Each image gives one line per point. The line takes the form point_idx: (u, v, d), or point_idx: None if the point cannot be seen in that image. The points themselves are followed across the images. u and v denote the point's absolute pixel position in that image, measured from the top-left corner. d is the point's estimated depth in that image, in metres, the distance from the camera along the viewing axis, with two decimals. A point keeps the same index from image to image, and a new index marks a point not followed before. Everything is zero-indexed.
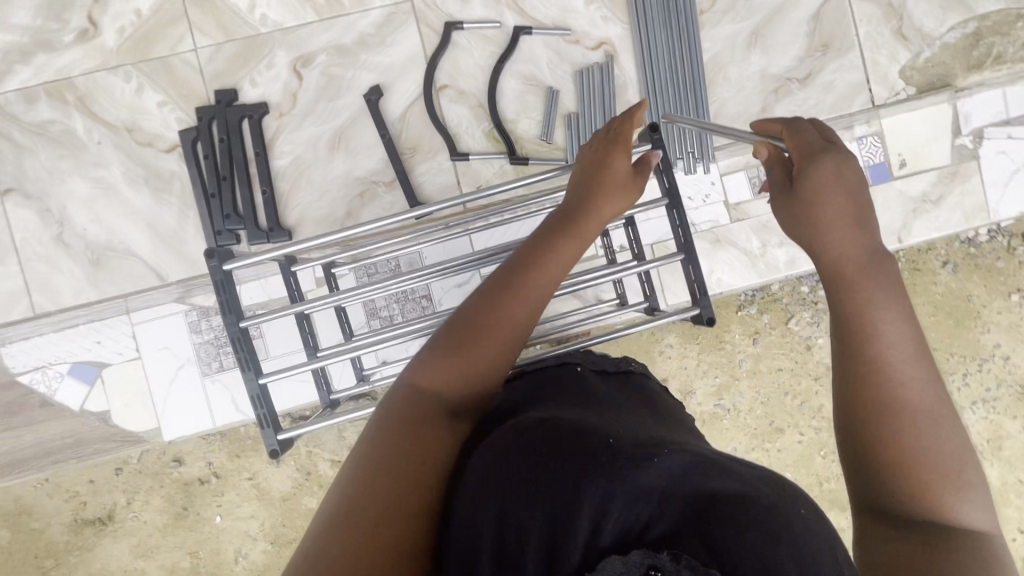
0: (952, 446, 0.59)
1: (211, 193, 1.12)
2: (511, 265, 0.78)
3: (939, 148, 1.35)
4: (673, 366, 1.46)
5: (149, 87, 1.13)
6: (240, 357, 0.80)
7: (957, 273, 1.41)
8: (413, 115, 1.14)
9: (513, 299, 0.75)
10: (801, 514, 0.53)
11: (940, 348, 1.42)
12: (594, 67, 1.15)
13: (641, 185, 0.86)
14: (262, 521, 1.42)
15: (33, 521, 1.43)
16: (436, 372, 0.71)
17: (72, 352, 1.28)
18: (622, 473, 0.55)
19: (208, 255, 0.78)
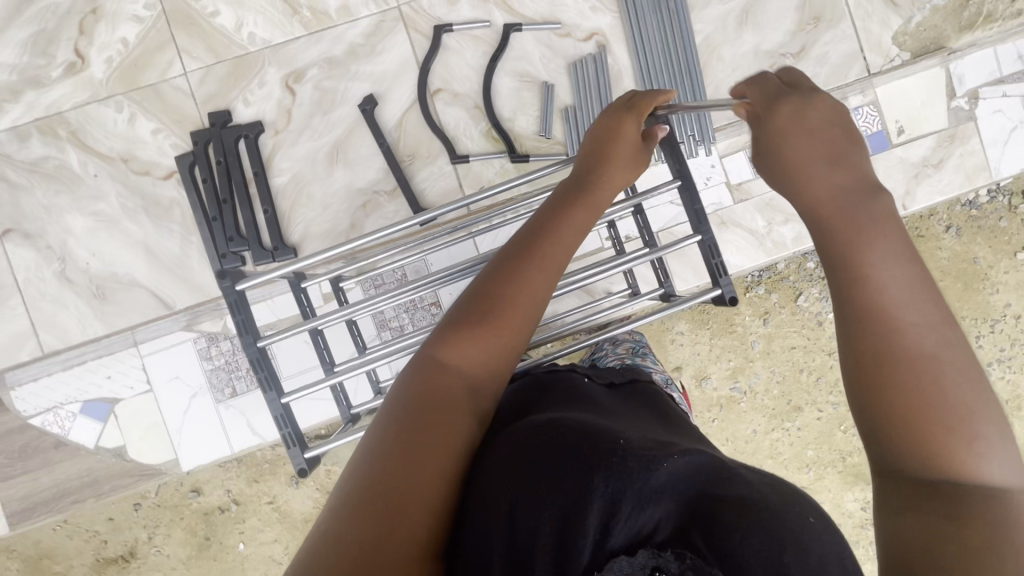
0: (968, 392, 0.53)
1: (212, 217, 1.09)
2: (528, 232, 0.77)
3: (936, 112, 1.35)
4: (686, 353, 1.45)
5: (142, 115, 1.11)
6: (260, 377, 0.77)
7: (961, 236, 1.40)
8: (410, 121, 1.13)
9: (534, 267, 0.74)
10: (809, 523, 0.51)
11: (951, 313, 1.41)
12: (587, 59, 1.14)
13: (646, 159, 0.87)
14: (286, 545, 1.40)
15: (54, 564, 1.41)
16: (456, 344, 0.70)
17: (83, 390, 1.27)
18: (634, 473, 0.54)
19: (220, 276, 0.77)
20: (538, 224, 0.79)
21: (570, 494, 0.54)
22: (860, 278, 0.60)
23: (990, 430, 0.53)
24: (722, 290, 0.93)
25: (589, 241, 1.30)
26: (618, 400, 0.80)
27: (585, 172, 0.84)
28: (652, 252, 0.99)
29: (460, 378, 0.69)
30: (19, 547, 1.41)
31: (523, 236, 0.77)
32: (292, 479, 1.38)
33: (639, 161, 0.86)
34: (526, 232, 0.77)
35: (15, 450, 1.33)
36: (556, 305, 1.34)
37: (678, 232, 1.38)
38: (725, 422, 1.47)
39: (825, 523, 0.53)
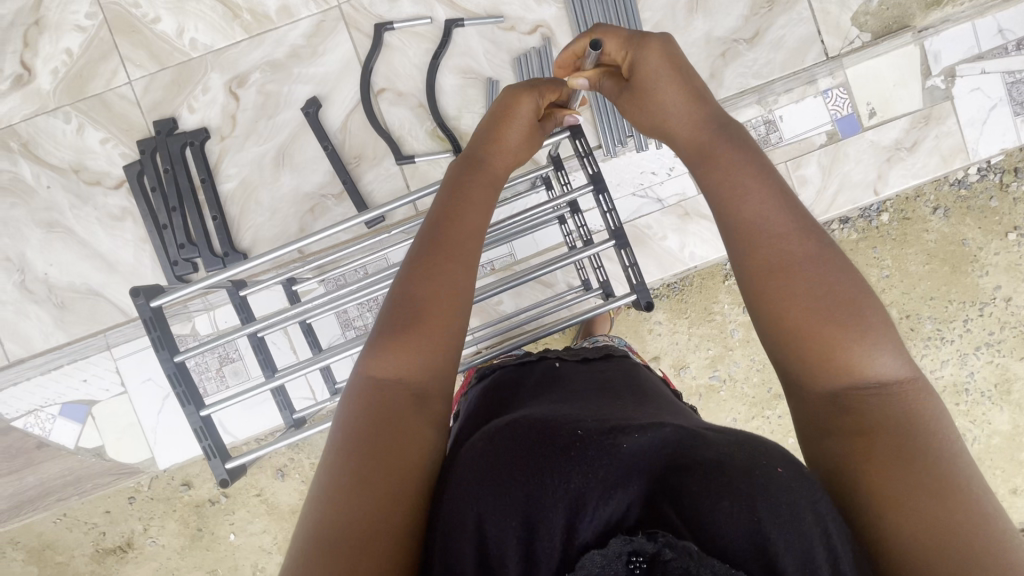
0: (849, 305, 0.54)
1: (162, 224, 1.11)
2: (447, 224, 0.70)
3: (909, 91, 1.30)
4: (664, 343, 1.44)
5: (90, 125, 1.12)
6: (179, 392, 0.77)
7: (949, 217, 1.36)
8: (354, 123, 1.13)
9: (450, 258, 0.67)
10: (778, 474, 0.47)
11: (937, 297, 1.37)
12: (531, 52, 1.11)
13: (541, 134, 0.84)
14: (274, 535, 1.44)
15: (56, 554, 1.47)
16: (391, 359, 0.61)
17: (60, 393, 1.32)
18: (594, 463, 0.49)
19: (133, 293, 0.75)
20: (470, 216, 0.72)
21: (530, 490, 0.48)
22: (752, 231, 0.59)
23: (880, 338, 0.52)
24: (638, 296, 0.91)
25: (550, 236, 1.28)
26: (587, 369, 0.74)
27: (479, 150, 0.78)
28: (576, 253, 0.96)
29: (405, 391, 0.60)
30: (23, 539, 1.47)
31: (439, 228, 0.70)
32: (277, 472, 1.42)
33: (533, 140, 0.83)
34: (434, 221, 0.71)
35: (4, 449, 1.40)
36: (520, 302, 1.32)
37: (641, 225, 1.37)
38: (705, 411, 1.45)
39: (799, 470, 0.48)
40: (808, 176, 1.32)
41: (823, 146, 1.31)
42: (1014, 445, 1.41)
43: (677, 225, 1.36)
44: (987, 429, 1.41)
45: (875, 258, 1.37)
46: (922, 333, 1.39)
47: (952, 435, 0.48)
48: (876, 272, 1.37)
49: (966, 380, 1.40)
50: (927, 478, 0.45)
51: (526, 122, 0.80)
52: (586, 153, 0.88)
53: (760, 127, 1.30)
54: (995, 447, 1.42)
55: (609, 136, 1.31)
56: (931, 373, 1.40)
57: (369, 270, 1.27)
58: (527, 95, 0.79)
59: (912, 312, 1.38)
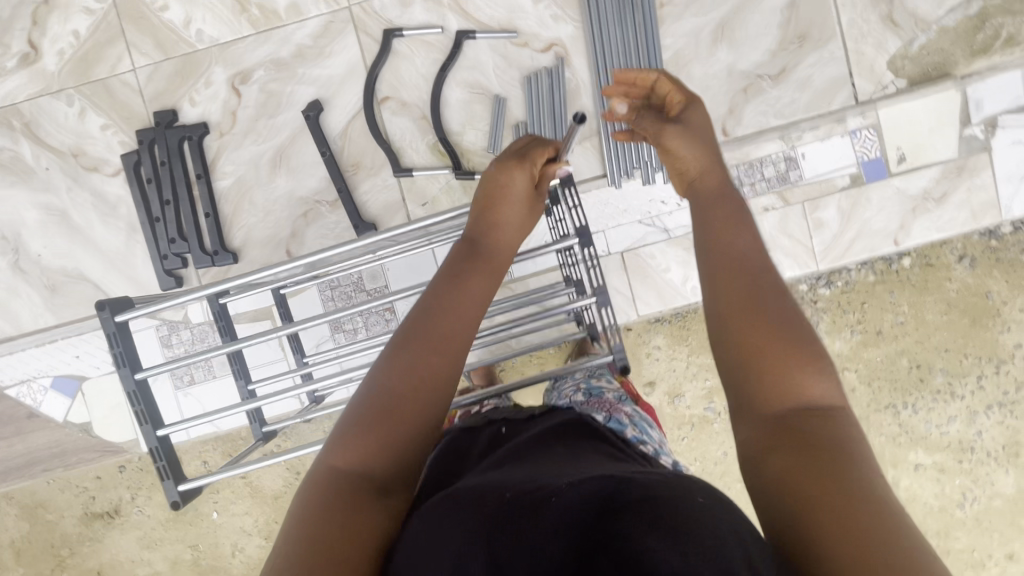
0: (788, 346, 0.56)
1: (155, 217, 1.10)
2: (434, 316, 0.67)
3: (945, 138, 1.22)
4: (661, 369, 1.39)
5: (92, 110, 1.11)
6: (136, 411, 0.72)
7: (975, 268, 1.28)
8: (355, 130, 1.10)
9: (436, 356, 0.64)
10: (696, 502, 0.47)
11: (953, 348, 1.31)
12: (542, 73, 1.07)
13: (541, 211, 0.83)
14: (255, 519, 1.47)
15: (47, 513, 1.51)
16: (356, 445, 0.59)
17: (53, 366, 1.40)
18: (526, 519, 0.48)
19: (98, 305, 0.71)
20: (456, 312, 0.68)
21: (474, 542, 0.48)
22: (742, 265, 0.62)
23: (812, 378, 0.54)
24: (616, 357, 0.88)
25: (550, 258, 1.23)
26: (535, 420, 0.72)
27: (478, 228, 0.77)
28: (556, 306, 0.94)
29: (366, 477, 0.58)
30: (15, 497, 1.52)
31: (424, 317, 0.67)
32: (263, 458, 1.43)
33: (533, 213, 0.82)
34: (421, 308, 0.68)
35: None
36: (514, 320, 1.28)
37: (645, 253, 1.32)
38: (697, 442, 1.41)
39: (720, 504, 0.47)
40: (825, 219, 1.26)
41: (845, 190, 1.25)
42: (1017, 510, 1.35)
43: (682, 257, 1.31)
44: (990, 491, 1.35)
45: (891, 303, 1.30)
46: (932, 386, 1.33)
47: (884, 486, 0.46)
48: (891, 317, 1.31)
49: (973, 439, 1.34)
50: (863, 531, 0.42)
51: (523, 194, 0.80)
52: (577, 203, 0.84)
53: (781, 164, 1.24)
54: (996, 510, 1.36)
55: (615, 163, 1.26)
56: (937, 428, 1.34)
57: (365, 278, 1.24)
58: (521, 168, 0.79)
59: (924, 363, 1.32)
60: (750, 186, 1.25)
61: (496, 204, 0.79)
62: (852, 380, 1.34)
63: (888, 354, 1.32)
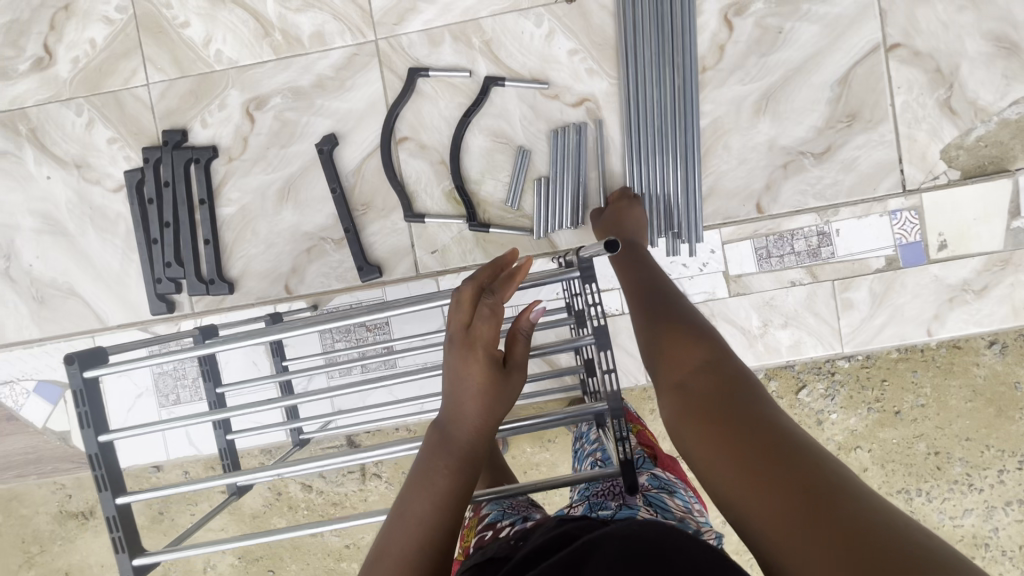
0: (674, 340, 0.64)
1: (153, 239, 1.05)
2: (400, 522, 0.63)
3: (992, 230, 1.14)
4: (663, 430, 1.29)
5: (101, 123, 1.06)
6: (99, 475, 0.68)
7: (1007, 354, 1.21)
8: (369, 168, 1.04)
9: (399, 567, 0.60)
10: None
11: (974, 440, 1.22)
12: (570, 129, 1.01)
13: (521, 381, 0.71)
14: (230, 535, 1.49)
15: (22, 507, 1.47)
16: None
17: (39, 369, 1.38)
18: None
19: (69, 359, 0.67)
20: (418, 510, 0.63)
21: None
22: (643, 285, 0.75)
23: (688, 350, 0.62)
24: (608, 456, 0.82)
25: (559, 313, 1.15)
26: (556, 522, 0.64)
27: (448, 417, 0.69)
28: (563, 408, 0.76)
29: None
30: None
31: (392, 523, 0.64)
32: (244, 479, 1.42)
33: (511, 391, 0.70)
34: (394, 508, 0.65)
35: None
36: None
37: None
38: None
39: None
40: (854, 299, 1.19)
41: (879, 272, 1.17)
42: None
43: None
44: None
45: (914, 382, 1.23)
46: (950, 475, 1.24)
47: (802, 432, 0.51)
48: (910, 398, 1.23)
49: (988, 535, 1.25)
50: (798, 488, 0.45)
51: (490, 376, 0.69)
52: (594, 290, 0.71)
53: (812, 238, 1.17)
54: None
55: None
56: (950, 519, 1.26)
57: (369, 329, 1.20)
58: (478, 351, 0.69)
59: (943, 451, 1.24)
60: (778, 258, 1.18)
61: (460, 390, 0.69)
62: (864, 460, 1.26)
63: (905, 437, 1.24)
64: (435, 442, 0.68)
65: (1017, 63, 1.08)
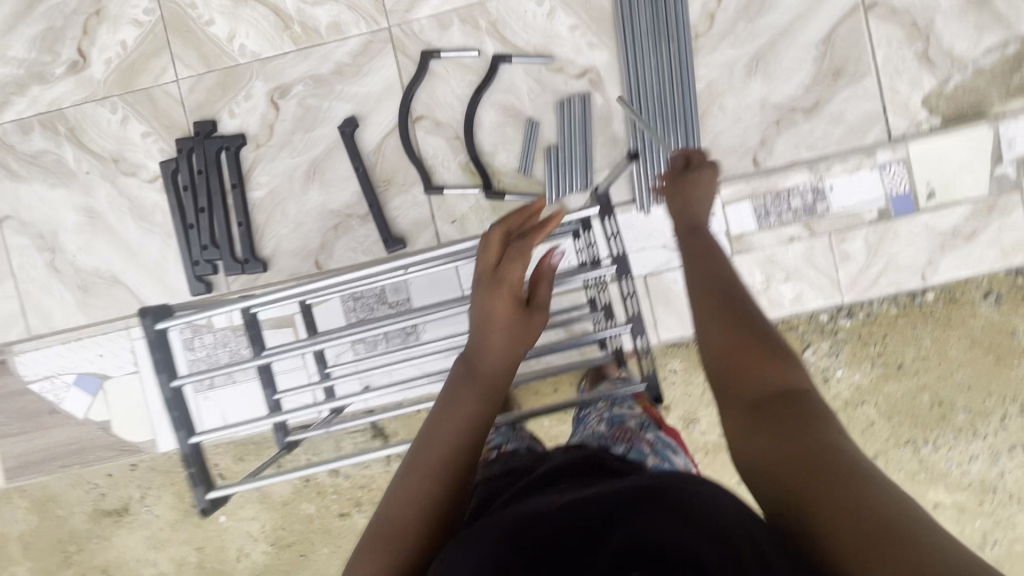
0: (739, 339, 0.62)
1: (189, 224, 1.12)
2: (427, 443, 0.69)
3: (976, 177, 1.21)
4: (676, 395, 1.34)
5: (134, 118, 1.14)
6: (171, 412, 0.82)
7: (1002, 302, 1.26)
8: (389, 147, 1.11)
9: (427, 475, 0.66)
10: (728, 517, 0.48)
11: (976, 389, 1.29)
12: (575, 99, 1.08)
13: (540, 321, 0.78)
14: (262, 524, 1.51)
15: (57, 509, 1.53)
16: (363, 561, 0.61)
17: (77, 363, 1.42)
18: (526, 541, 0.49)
19: (143, 313, 0.83)
20: (447, 431, 0.70)
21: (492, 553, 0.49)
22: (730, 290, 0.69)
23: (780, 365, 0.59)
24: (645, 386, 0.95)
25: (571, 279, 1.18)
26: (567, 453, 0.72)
27: (473, 350, 0.76)
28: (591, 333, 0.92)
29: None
30: (28, 491, 1.53)
31: (419, 444, 0.70)
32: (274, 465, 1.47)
33: (529, 329, 0.78)
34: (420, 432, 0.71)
35: (21, 409, 1.46)
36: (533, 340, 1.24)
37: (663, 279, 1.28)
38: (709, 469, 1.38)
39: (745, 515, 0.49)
40: (851, 251, 1.25)
41: (873, 223, 1.24)
42: None
43: None
44: (1011, 532, 1.32)
45: (914, 334, 1.29)
46: (954, 424, 1.30)
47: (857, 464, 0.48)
48: (911, 352, 1.29)
49: (996, 479, 1.31)
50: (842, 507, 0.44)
51: (510, 315, 0.76)
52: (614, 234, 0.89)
53: (808, 195, 1.24)
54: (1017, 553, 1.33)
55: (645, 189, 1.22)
56: (958, 467, 1.31)
57: (388, 292, 1.25)
58: (502, 292, 0.76)
59: (946, 399, 1.30)
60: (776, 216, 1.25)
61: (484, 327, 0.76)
62: (871, 414, 1.32)
63: (908, 389, 1.30)
64: (461, 373, 0.75)
65: (989, 15, 1.16)
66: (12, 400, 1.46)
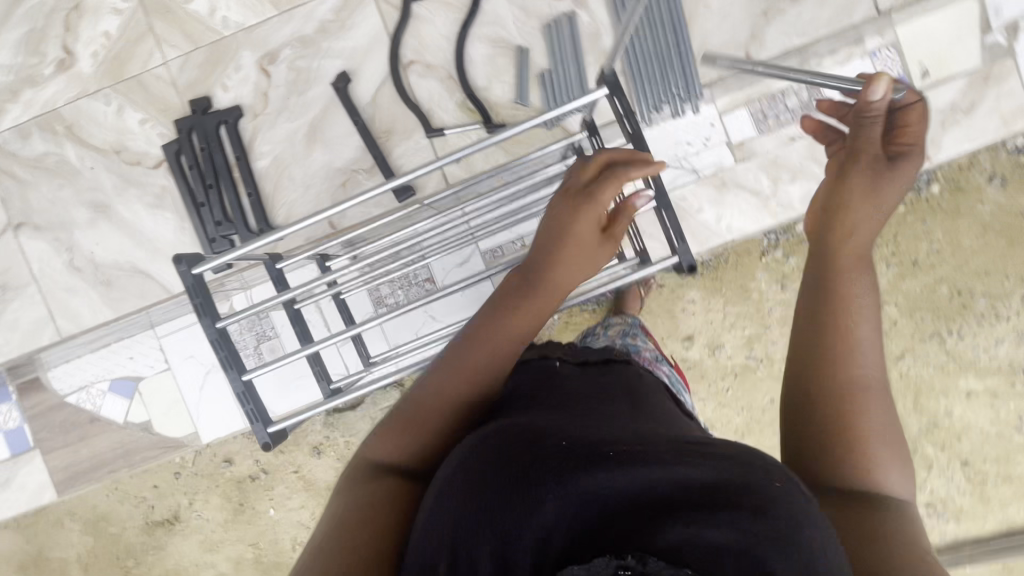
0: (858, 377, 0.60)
1: (200, 203, 1.13)
2: (468, 342, 0.72)
3: (966, 49, 1.21)
4: (697, 324, 1.35)
5: (129, 106, 1.15)
6: (222, 357, 0.82)
7: (1006, 186, 1.27)
8: (384, 98, 1.12)
9: (468, 373, 0.70)
10: (776, 487, 0.46)
11: (994, 271, 1.28)
12: (561, 19, 1.08)
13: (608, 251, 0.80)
14: (311, 511, 1.49)
15: (110, 526, 1.54)
16: (387, 439, 0.67)
17: (111, 369, 1.45)
18: (574, 477, 0.48)
19: (176, 260, 0.79)
20: (497, 337, 0.72)
21: (512, 495, 0.48)
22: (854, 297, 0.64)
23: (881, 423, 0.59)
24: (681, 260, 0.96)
25: None
26: (590, 374, 0.73)
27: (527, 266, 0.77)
28: None
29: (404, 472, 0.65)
30: (79, 512, 1.54)
31: (460, 343, 0.72)
32: (314, 451, 1.46)
33: (597, 258, 0.79)
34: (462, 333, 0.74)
35: (63, 422, 1.48)
36: None
37: (676, 196, 1.30)
38: (741, 391, 1.36)
39: (792, 480, 0.48)
40: None
41: None
42: None
43: (714, 197, 1.29)
44: None
45: (925, 231, 1.29)
46: (975, 311, 1.30)
47: (898, 531, 0.52)
48: (924, 246, 1.30)
49: None
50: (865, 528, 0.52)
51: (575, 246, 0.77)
52: (625, 114, 0.88)
53: (802, 92, 1.25)
54: None
55: (645, 98, 1.24)
56: (985, 352, 1.31)
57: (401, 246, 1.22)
58: (582, 217, 0.77)
59: (965, 288, 1.30)
60: (773, 118, 1.26)
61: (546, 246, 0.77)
62: (893, 313, 1.32)
63: (927, 283, 1.31)
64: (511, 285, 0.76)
65: None
66: (52, 416, 1.48)
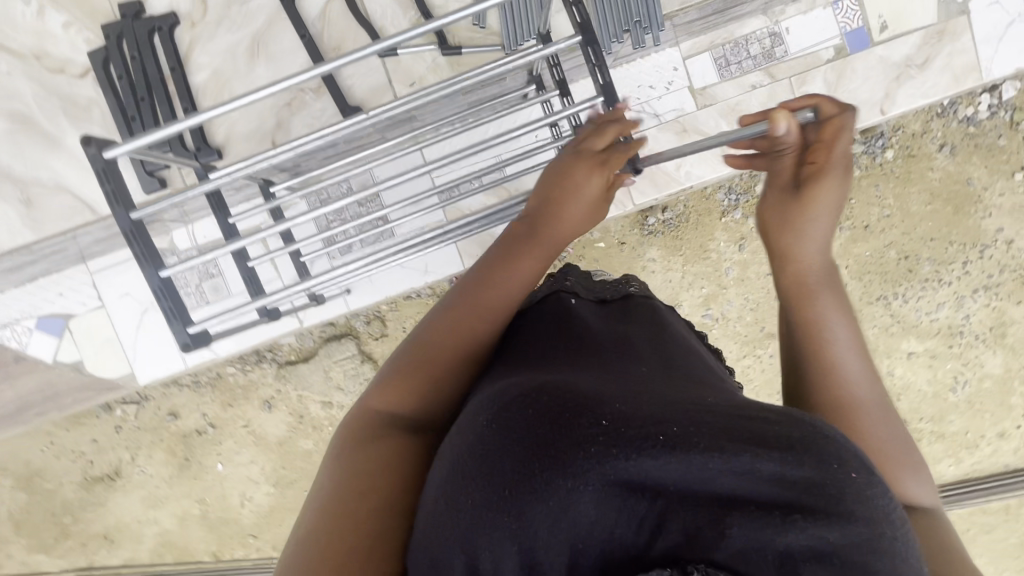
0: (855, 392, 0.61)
1: (131, 117, 1.03)
2: (477, 284, 0.68)
3: (923, 5, 1.22)
4: (657, 282, 1.35)
5: (51, 8, 1.07)
6: (137, 249, 0.85)
7: (956, 155, 1.29)
8: (333, 11, 1.06)
9: (471, 314, 0.66)
10: (853, 480, 0.41)
11: (938, 238, 1.31)
12: None
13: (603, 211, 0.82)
14: (261, 466, 1.43)
15: (46, 482, 1.46)
16: (389, 389, 0.62)
17: (36, 306, 1.29)
18: (609, 475, 0.40)
19: (84, 140, 0.77)
20: (505, 276, 0.69)
21: (535, 488, 0.41)
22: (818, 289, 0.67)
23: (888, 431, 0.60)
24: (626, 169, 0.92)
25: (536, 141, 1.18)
26: (610, 321, 0.68)
27: (538, 217, 0.77)
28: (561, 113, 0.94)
29: (407, 418, 0.61)
30: (10, 467, 1.46)
31: (468, 285, 0.69)
32: (264, 404, 1.40)
33: (597, 214, 0.81)
34: (469, 282, 0.69)
35: None
36: None
37: None
38: None
39: (871, 474, 0.42)
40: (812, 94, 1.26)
41: (830, 62, 1.25)
42: (1005, 388, 1.38)
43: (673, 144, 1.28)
44: (978, 372, 1.38)
45: (877, 198, 1.32)
46: (920, 275, 1.34)
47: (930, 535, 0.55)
48: (877, 212, 1.32)
49: (961, 324, 1.35)
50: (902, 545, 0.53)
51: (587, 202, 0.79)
52: (573, 2, 0.87)
53: (765, 40, 1.25)
54: (985, 391, 1.39)
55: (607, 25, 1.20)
56: (926, 315, 1.36)
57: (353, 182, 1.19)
58: (599, 173, 0.79)
59: (911, 253, 1.33)
60: (737, 65, 1.25)
61: (555, 201, 0.78)
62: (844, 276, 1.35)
63: (876, 248, 1.33)
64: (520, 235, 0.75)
65: None
66: None
